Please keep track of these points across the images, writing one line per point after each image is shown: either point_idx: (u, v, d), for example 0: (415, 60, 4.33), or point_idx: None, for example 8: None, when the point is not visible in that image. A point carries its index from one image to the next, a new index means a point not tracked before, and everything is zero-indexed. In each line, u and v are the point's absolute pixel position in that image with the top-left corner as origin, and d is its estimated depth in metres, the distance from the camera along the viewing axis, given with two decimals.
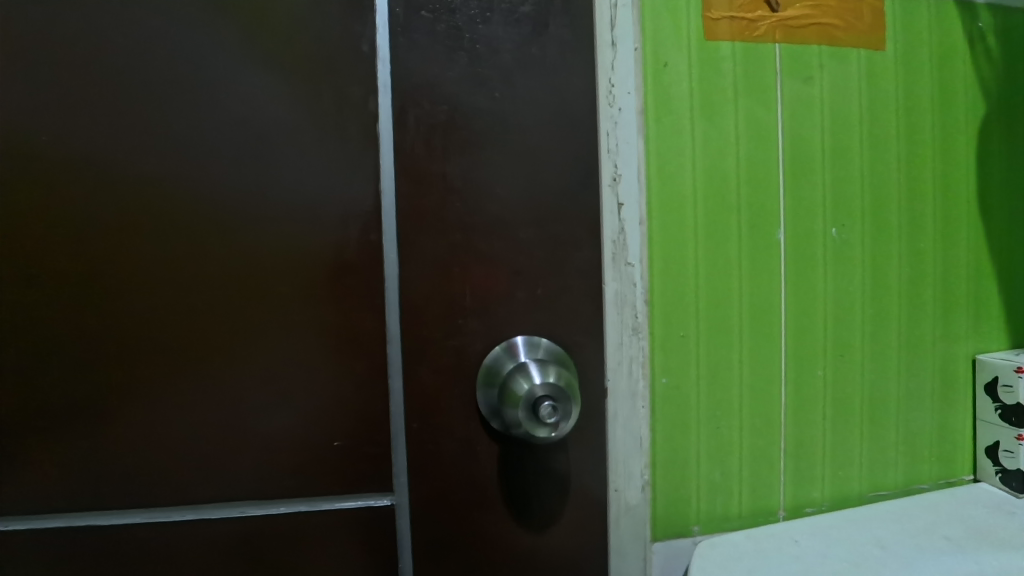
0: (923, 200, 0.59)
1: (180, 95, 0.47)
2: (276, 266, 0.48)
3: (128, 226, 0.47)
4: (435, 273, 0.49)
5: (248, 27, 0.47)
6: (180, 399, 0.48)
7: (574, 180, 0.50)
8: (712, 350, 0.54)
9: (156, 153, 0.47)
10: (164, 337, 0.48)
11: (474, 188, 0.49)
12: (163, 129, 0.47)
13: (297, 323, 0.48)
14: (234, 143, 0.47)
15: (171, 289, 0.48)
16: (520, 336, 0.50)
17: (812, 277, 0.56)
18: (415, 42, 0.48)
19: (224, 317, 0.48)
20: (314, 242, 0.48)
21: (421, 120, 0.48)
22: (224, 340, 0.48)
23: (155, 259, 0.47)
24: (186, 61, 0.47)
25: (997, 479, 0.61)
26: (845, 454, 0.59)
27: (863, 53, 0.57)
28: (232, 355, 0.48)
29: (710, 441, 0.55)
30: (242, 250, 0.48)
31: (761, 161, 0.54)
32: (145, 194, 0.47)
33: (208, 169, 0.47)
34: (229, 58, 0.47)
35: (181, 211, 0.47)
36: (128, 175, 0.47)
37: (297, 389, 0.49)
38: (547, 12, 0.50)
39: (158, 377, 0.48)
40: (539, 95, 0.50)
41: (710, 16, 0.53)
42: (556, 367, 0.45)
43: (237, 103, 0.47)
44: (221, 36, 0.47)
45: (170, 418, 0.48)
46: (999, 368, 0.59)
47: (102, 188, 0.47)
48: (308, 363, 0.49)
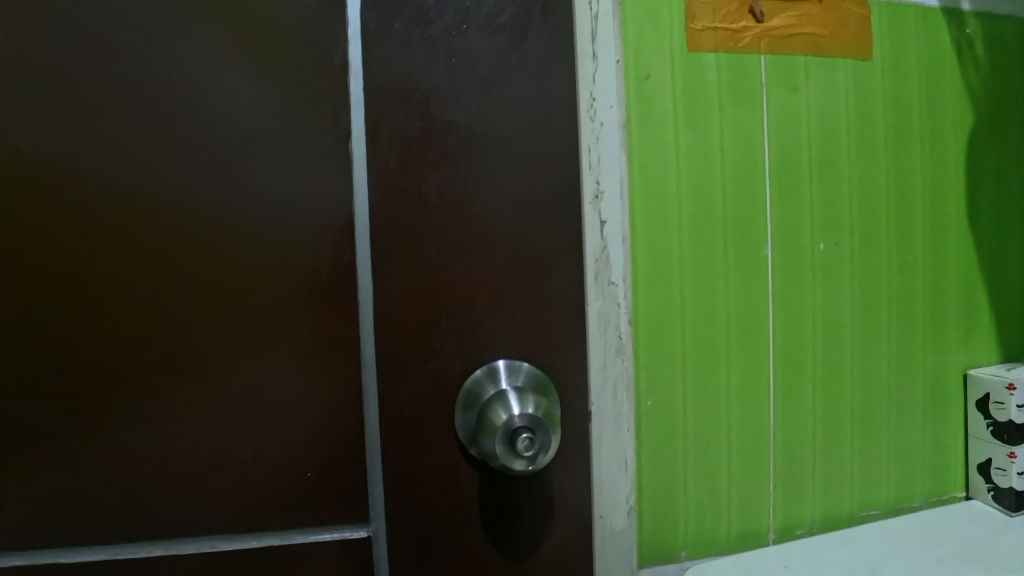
0: (912, 214, 0.58)
1: (143, 108, 0.45)
2: (251, 281, 0.46)
3: (94, 237, 0.45)
4: (409, 294, 0.47)
5: (210, 37, 0.45)
6: (151, 421, 0.46)
7: (554, 196, 0.48)
8: (700, 369, 0.52)
9: (124, 165, 0.45)
10: (134, 355, 0.45)
11: (450, 205, 0.47)
12: (126, 143, 0.45)
13: (270, 344, 0.46)
14: (201, 158, 0.45)
15: (140, 303, 0.45)
16: (501, 359, 0.48)
17: (802, 290, 0.55)
18: (389, 55, 0.47)
19: (197, 335, 0.46)
20: (290, 258, 0.46)
21: (394, 135, 0.46)
22: (197, 358, 0.46)
23: (122, 272, 0.45)
24: (146, 73, 0.45)
25: (989, 496, 0.60)
26: (836, 473, 0.57)
27: (850, 64, 0.56)
28: (203, 373, 0.46)
29: (698, 462, 0.53)
30: (216, 265, 0.46)
31: (747, 171, 0.53)
32: (111, 204, 0.45)
33: (176, 181, 0.45)
34: (191, 70, 0.45)
35: (149, 223, 0.45)
36: (95, 187, 0.45)
37: (269, 416, 0.47)
38: (526, 22, 0.48)
39: (127, 397, 0.45)
40: (517, 107, 0.48)
41: (694, 26, 0.52)
42: (534, 394, 0.43)
43: (200, 119, 0.45)
44: (183, 47, 0.45)
45: (140, 441, 0.46)
46: (991, 385, 0.58)
47: (65, 197, 0.44)
48: (282, 385, 0.47)
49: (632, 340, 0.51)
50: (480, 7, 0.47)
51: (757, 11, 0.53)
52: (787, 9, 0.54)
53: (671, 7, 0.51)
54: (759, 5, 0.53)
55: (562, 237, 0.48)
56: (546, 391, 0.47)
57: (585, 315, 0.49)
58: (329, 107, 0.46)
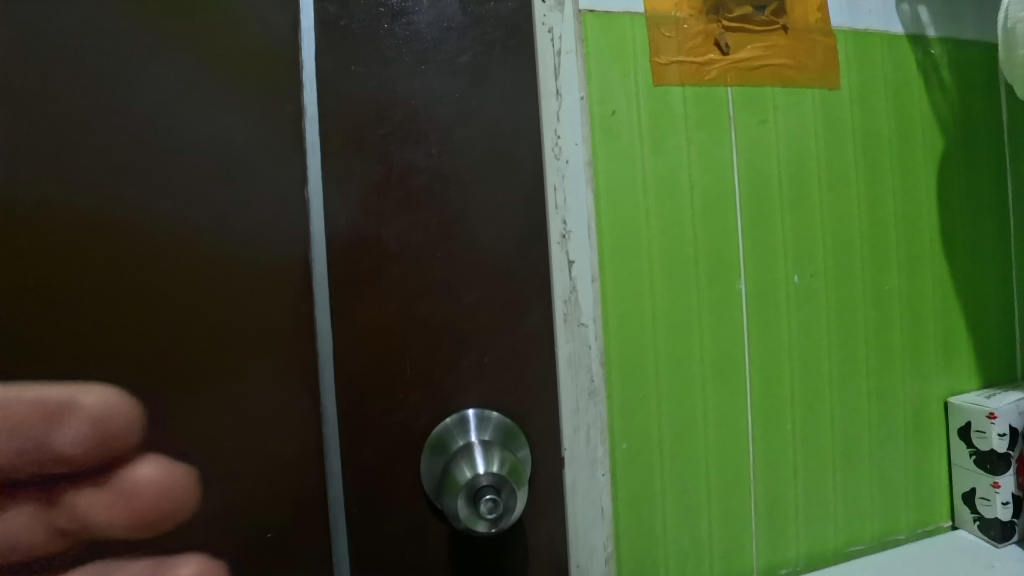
0: (886, 241, 0.57)
1: (74, 154, 0.41)
2: (222, 325, 0.44)
3: (51, 276, 0.40)
4: (371, 344, 0.46)
5: (153, 83, 0.43)
6: (110, 477, 0.42)
7: (520, 239, 0.47)
8: (675, 408, 0.51)
9: (71, 200, 0.41)
10: (98, 406, 0.42)
11: (412, 252, 0.46)
12: (57, 189, 0.40)
13: (245, 395, 0.45)
14: (158, 203, 0.42)
15: (107, 348, 0.42)
16: (470, 409, 0.46)
17: (777, 323, 0.54)
18: (345, 98, 0.45)
19: (164, 383, 0.43)
20: (264, 306, 0.45)
21: (353, 181, 0.45)
22: (162, 408, 0.43)
23: (87, 314, 0.41)
24: (77, 117, 0.41)
25: (975, 526, 0.59)
26: (819, 508, 0.56)
27: (818, 94, 0.55)
28: (177, 424, 0.43)
29: (678, 504, 0.52)
30: (193, 310, 0.43)
31: (717, 205, 0.52)
32: (69, 241, 0.41)
33: (140, 223, 0.42)
34: (131, 116, 0.42)
35: (117, 264, 0.42)
36: (38, 225, 0.40)
37: (235, 474, 0.44)
38: (487, 60, 0.47)
39: (82, 453, 0.42)
40: (479, 148, 0.47)
41: (659, 61, 0.51)
42: (500, 450, 0.43)
43: (143, 167, 0.42)
44: (122, 90, 0.42)
45: (97, 500, 0.42)
46: (972, 413, 0.57)
47: (16, 233, 0.40)
48: (245, 438, 0.44)
49: (605, 382, 0.49)
50: (439, 48, 0.46)
51: (723, 44, 0.52)
52: (753, 41, 0.53)
53: (636, 41, 0.51)
54: (725, 38, 0.52)
55: (528, 280, 0.47)
56: (514, 440, 0.46)
57: (555, 358, 0.48)
58: (285, 152, 0.45)
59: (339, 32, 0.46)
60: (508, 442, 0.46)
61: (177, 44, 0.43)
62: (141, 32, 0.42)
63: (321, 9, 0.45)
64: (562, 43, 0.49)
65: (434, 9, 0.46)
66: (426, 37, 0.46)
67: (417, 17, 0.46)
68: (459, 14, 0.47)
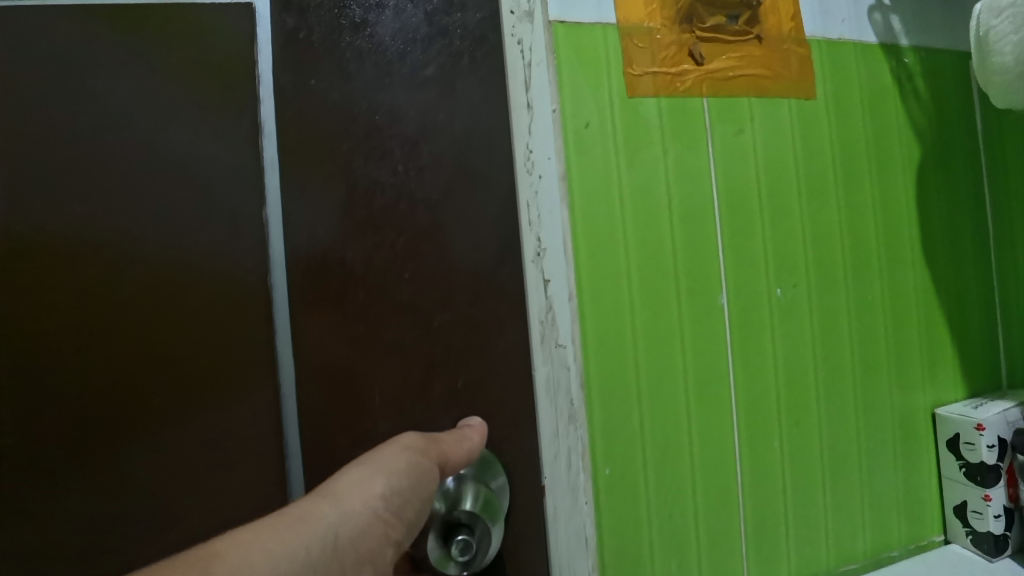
0: (867, 251, 0.56)
1: (51, 179, 0.42)
2: (193, 337, 0.43)
3: (56, 275, 0.42)
4: (335, 370, 0.44)
5: (118, 106, 0.43)
6: (79, 486, 0.42)
7: (492, 258, 0.45)
8: (659, 429, 0.49)
9: (49, 209, 0.42)
10: (92, 408, 0.42)
11: (377, 273, 0.44)
12: (40, 211, 0.41)
13: (228, 410, 0.44)
14: (135, 217, 0.43)
15: (104, 350, 0.42)
16: None
17: (760, 338, 0.52)
18: (305, 114, 0.44)
19: (133, 392, 0.42)
20: (246, 322, 0.45)
21: (316, 199, 0.44)
22: (131, 418, 0.42)
23: (87, 314, 0.42)
24: (52, 144, 0.42)
25: (968, 540, 0.57)
26: (810, 527, 0.54)
27: (795, 103, 0.54)
28: (165, 432, 0.43)
29: (665, 531, 0.49)
30: (182, 319, 0.43)
31: (696, 217, 0.51)
32: (69, 243, 0.42)
33: (127, 231, 0.42)
34: (98, 140, 0.42)
35: (114, 267, 0.42)
36: (21, 232, 0.41)
37: (211, 493, 0.44)
38: (454, 72, 0.44)
39: (52, 462, 0.41)
40: (446, 164, 0.44)
41: (633, 71, 0.50)
42: (473, 484, 0.43)
43: (112, 190, 0.42)
44: (91, 115, 0.42)
45: (67, 507, 0.42)
46: (960, 424, 0.56)
47: (25, 235, 0.41)
48: (205, 459, 0.43)
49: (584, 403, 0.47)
50: (403, 61, 0.44)
51: (697, 54, 0.51)
52: (727, 50, 0.52)
53: (609, 51, 0.49)
54: (698, 48, 0.51)
55: (500, 298, 0.46)
56: (490, 468, 0.44)
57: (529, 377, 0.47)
58: (244, 169, 0.45)
59: (299, 45, 0.44)
60: (483, 473, 0.44)
61: (142, 67, 0.43)
62: (107, 56, 0.43)
63: (281, 25, 0.44)
64: (536, 53, 0.46)
65: (397, 22, 0.44)
66: (389, 50, 0.44)
67: (380, 29, 0.44)
68: (423, 26, 0.44)
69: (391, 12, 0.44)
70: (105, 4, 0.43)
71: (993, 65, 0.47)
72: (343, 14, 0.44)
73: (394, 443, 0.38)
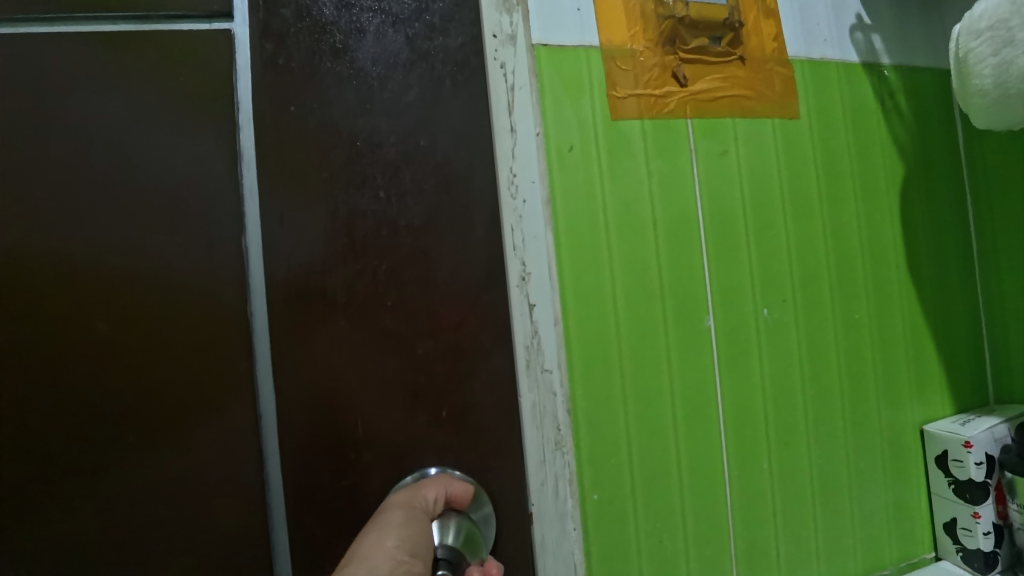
0: (853, 269, 0.57)
1: (25, 210, 0.41)
2: (163, 365, 0.42)
3: (40, 299, 0.41)
4: (319, 399, 0.44)
5: (93, 135, 0.42)
6: (62, 515, 0.41)
7: (474, 283, 0.46)
8: (647, 454, 0.49)
9: (20, 235, 0.41)
10: (76, 436, 0.41)
11: (360, 302, 0.44)
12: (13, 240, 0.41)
13: (210, 441, 0.43)
14: (112, 245, 0.42)
15: (90, 376, 0.41)
16: (433, 467, 0.45)
17: (748, 358, 0.52)
18: (286, 143, 0.44)
19: (118, 419, 0.42)
20: (228, 350, 0.43)
21: (297, 229, 0.44)
22: (98, 449, 0.41)
23: (73, 339, 0.41)
24: (26, 175, 0.41)
25: (959, 557, 0.57)
26: (801, 548, 0.54)
27: (779, 123, 0.55)
28: (150, 462, 0.42)
29: (654, 557, 0.49)
30: (169, 346, 0.42)
31: (681, 240, 0.51)
32: (53, 267, 0.41)
33: (107, 257, 0.42)
34: (73, 171, 0.41)
35: (100, 292, 0.42)
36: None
37: (190, 527, 0.42)
38: (436, 98, 0.46)
39: (34, 490, 0.40)
40: (427, 190, 0.45)
41: (617, 94, 0.50)
42: (461, 516, 0.43)
43: (87, 220, 0.41)
44: (67, 145, 0.42)
45: (49, 536, 0.41)
46: (949, 441, 0.56)
47: (8, 258, 0.40)
48: (178, 491, 0.42)
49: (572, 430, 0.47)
50: (385, 85, 0.45)
51: (681, 75, 0.51)
52: (710, 72, 0.53)
53: (592, 74, 0.49)
54: (681, 69, 0.51)
55: (485, 325, 0.46)
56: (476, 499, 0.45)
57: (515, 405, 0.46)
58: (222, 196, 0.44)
59: (278, 71, 0.44)
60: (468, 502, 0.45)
61: (118, 95, 0.42)
62: (82, 85, 0.42)
63: (260, 51, 0.44)
64: (519, 78, 0.47)
65: (379, 47, 0.45)
66: (371, 75, 0.45)
67: (361, 54, 0.45)
68: (406, 52, 0.46)
69: (373, 37, 0.45)
70: (80, 31, 0.42)
71: (973, 86, 0.47)
72: (324, 40, 0.45)
73: (389, 508, 0.40)
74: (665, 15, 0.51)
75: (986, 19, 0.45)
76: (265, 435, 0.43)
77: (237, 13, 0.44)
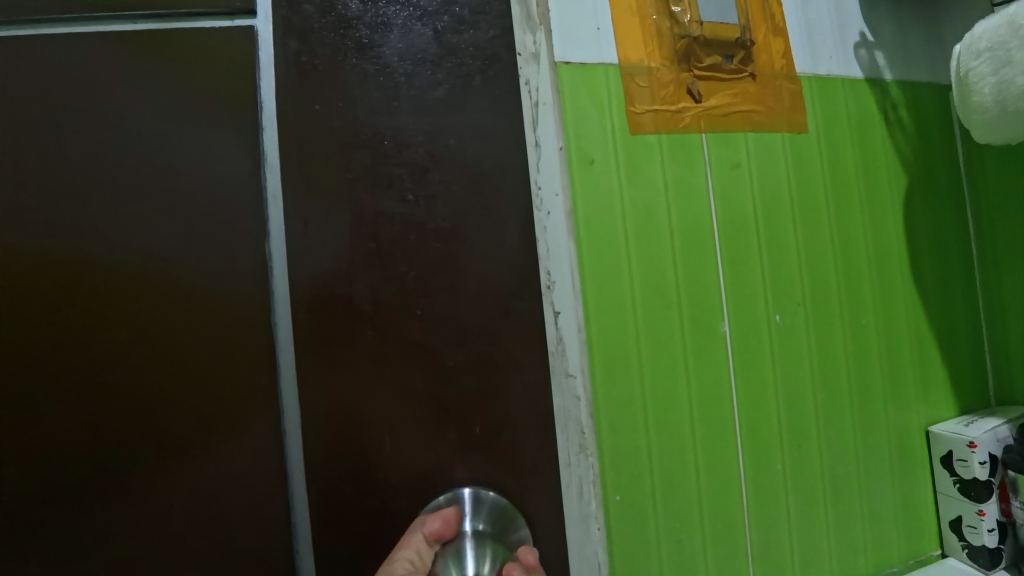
0: (859, 277, 0.59)
1: (70, 222, 0.42)
2: (188, 372, 0.43)
3: (81, 309, 0.42)
4: (352, 402, 0.46)
5: (136, 150, 0.43)
6: (93, 522, 0.42)
7: (501, 290, 0.48)
8: (667, 457, 0.51)
9: (64, 246, 0.42)
10: (110, 444, 0.42)
11: (389, 309, 0.46)
12: (58, 247, 0.42)
13: (245, 452, 0.44)
14: (153, 254, 0.43)
15: (127, 386, 0.42)
16: (468, 489, 0.47)
17: (761, 363, 0.54)
18: (319, 158, 0.46)
19: (153, 430, 0.43)
20: (263, 361, 0.44)
21: (331, 239, 0.46)
22: (133, 459, 0.42)
23: (113, 350, 0.42)
24: (71, 189, 0.42)
25: (964, 554, 0.59)
26: (813, 547, 0.56)
27: (788, 136, 0.57)
28: (182, 471, 0.43)
29: (674, 556, 0.50)
30: (203, 360, 0.43)
31: (697, 250, 0.53)
32: (95, 279, 0.42)
33: (150, 268, 0.43)
34: (117, 185, 0.43)
35: (140, 306, 0.43)
36: (41, 268, 0.42)
37: (226, 530, 0.43)
38: (462, 95, 0.48)
39: (67, 497, 0.41)
40: (456, 191, 0.48)
41: (634, 110, 0.52)
42: (492, 544, 0.46)
43: (131, 230, 0.43)
44: (111, 160, 0.43)
45: (79, 543, 0.42)
46: (953, 442, 0.59)
47: (53, 269, 0.42)
48: (207, 500, 0.43)
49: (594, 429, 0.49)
50: (412, 82, 0.47)
51: (695, 92, 0.54)
52: (722, 88, 0.55)
53: (611, 90, 0.51)
54: (695, 85, 0.54)
55: (510, 328, 0.48)
56: (510, 522, 0.48)
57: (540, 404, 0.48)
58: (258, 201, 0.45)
59: (310, 75, 0.46)
60: (503, 527, 0.47)
61: (160, 111, 0.44)
62: (126, 103, 0.43)
63: (294, 65, 0.46)
64: (541, 88, 0.49)
65: (405, 41, 0.48)
66: (397, 70, 0.47)
67: (387, 50, 0.47)
68: (433, 45, 0.48)
69: (398, 31, 0.47)
70: (124, 49, 0.44)
71: (973, 104, 0.50)
72: (348, 35, 0.47)
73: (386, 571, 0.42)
74: (679, 34, 0.53)
75: (986, 41, 0.48)
76: (293, 440, 0.45)
77: (259, 10, 0.45)
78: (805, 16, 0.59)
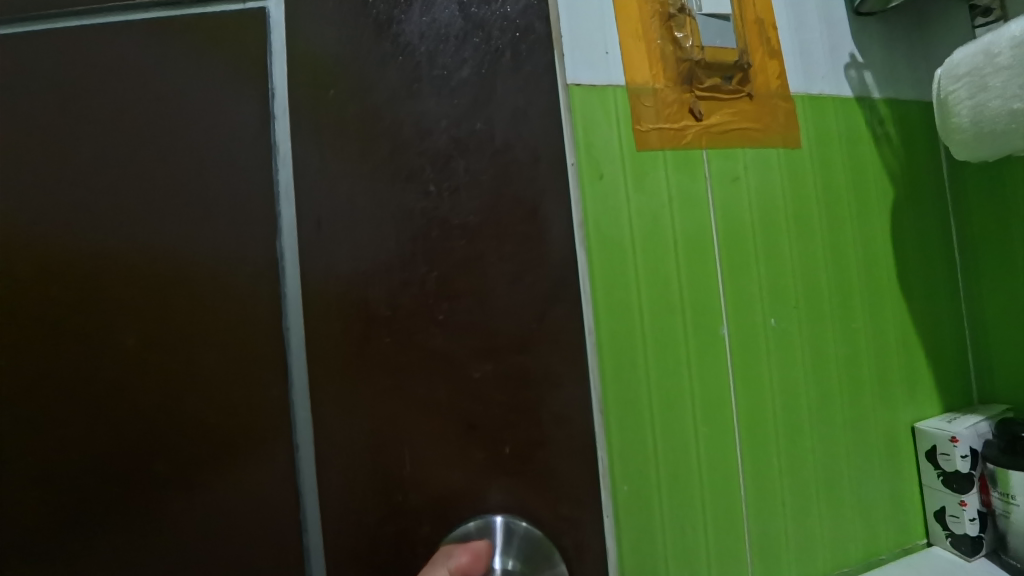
0: (850, 283, 0.63)
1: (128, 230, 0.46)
2: (213, 380, 0.46)
3: (148, 318, 0.46)
4: (381, 394, 0.48)
5: (184, 162, 0.47)
6: (144, 515, 0.46)
7: (512, 287, 0.51)
8: (671, 450, 0.54)
9: (124, 250, 0.46)
10: (165, 446, 0.46)
11: (415, 308, 0.49)
12: (119, 250, 0.46)
13: (284, 453, 0.47)
14: (202, 256, 0.46)
15: (182, 395, 0.46)
16: (499, 518, 0.50)
17: (758, 363, 0.58)
18: (350, 165, 0.49)
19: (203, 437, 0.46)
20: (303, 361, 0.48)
21: (362, 238, 0.49)
22: (183, 461, 0.46)
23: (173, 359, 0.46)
24: (129, 200, 0.46)
25: (947, 542, 0.63)
26: (807, 535, 0.60)
27: (784, 152, 0.61)
28: (226, 475, 0.46)
29: (678, 542, 0.54)
30: (249, 373, 0.47)
31: (699, 258, 0.57)
32: (160, 292, 0.46)
33: (200, 271, 0.46)
34: (169, 194, 0.47)
35: (197, 320, 0.47)
36: (113, 281, 0.46)
37: (268, 518, 0.47)
38: (495, 73, 0.51)
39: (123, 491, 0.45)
40: (479, 191, 0.50)
41: (641, 128, 0.56)
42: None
43: (181, 233, 0.46)
44: (163, 172, 0.47)
45: (129, 535, 0.45)
46: (936, 437, 0.63)
47: (123, 281, 0.46)
48: (247, 501, 0.46)
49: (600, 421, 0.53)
50: (435, 60, 0.51)
51: (698, 112, 0.58)
52: (722, 108, 0.59)
53: (619, 110, 0.55)
54: (698, 106, 0.58)
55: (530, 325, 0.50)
56: (543, 552, 0.50)
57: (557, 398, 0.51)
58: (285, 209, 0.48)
59: (335, 65, 0.50)
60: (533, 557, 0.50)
61: (205, 125, 0.48)
62: (177, 120, 0.47)
63: (326, 80, 0.49)
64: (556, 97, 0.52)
65: (428, 18, 0.51)
66: (418, 49, 0.50)
67: (408, 27, 0.50)
68: (459, 20, 0.51)
69: (420, 8, 0.51)
70: (174, 71, 0.48)
71: (952, 125, 0.54)
72: (370, 14, 0.50)
73: None
74: (681, 58, 0.57)
75: (964, 67, 0.52)
76: (308, 442, 0.47)
77: None
78: (798, 41, 0.63)
